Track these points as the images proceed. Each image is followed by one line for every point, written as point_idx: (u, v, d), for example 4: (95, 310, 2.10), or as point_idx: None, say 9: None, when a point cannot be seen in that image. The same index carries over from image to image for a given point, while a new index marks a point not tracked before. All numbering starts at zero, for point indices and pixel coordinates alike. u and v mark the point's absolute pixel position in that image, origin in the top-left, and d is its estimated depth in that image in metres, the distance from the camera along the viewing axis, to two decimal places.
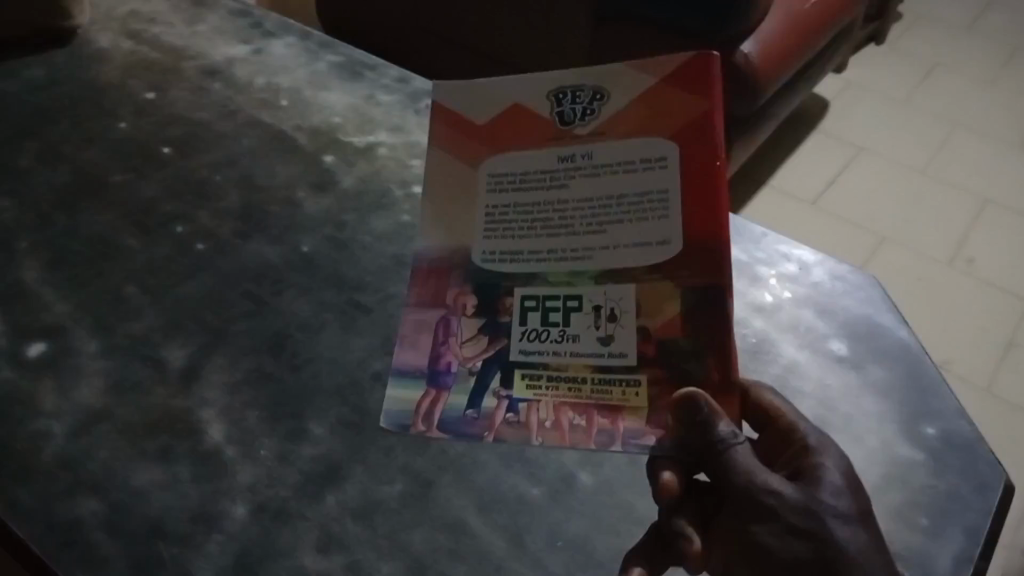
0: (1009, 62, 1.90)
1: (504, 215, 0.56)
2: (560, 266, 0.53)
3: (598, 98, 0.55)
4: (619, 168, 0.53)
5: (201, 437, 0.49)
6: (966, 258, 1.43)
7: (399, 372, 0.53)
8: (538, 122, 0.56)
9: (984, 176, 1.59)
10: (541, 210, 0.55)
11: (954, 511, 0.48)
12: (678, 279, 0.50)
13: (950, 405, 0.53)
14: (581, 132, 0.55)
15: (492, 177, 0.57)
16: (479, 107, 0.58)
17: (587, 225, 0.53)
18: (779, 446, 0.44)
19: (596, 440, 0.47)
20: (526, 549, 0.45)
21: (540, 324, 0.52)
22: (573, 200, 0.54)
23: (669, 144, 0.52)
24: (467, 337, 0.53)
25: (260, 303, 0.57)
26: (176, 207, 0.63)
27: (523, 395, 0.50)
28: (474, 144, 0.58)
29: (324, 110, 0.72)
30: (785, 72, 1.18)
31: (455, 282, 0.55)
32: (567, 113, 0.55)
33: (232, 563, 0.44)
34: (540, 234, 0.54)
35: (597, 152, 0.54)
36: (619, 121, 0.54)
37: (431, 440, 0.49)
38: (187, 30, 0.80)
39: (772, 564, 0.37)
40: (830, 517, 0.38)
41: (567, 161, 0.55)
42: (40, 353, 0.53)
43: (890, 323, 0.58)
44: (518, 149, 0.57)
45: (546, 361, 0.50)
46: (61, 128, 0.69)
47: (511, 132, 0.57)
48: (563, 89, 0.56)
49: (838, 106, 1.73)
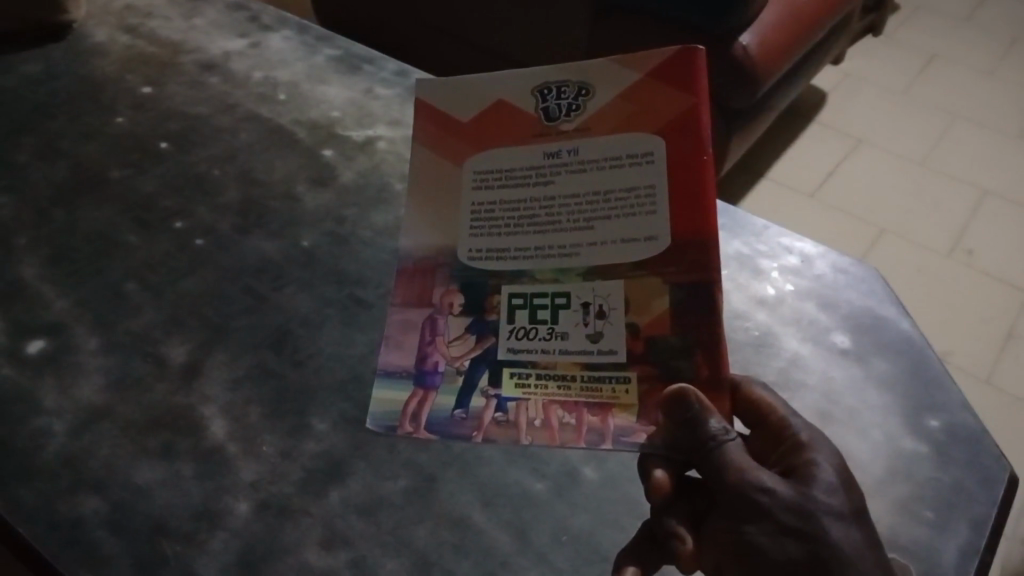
0: (1008, 53, 1.89)
1: (490, 211, 0.57)
2: (547, 262, 0.54)
3: (582, 94, 0.58)
4: (604, 163, 0.55)
5: (204, 434, 0.49)
6: (966, 250, 1.43)
7: (385, 373, 0.52)
8: (524, 118, 0.58)
9: (983, 168, 1.59)
10: (528, 206, 0.56)
11: (959, 504, 0.48)
12: (666, 275, 0.51)
13: (955, 398, 0.53)
14: (566, 128, 0.57)
15: (478, 174, 0.58)
16: (465, 105, 0.60)
17: (574, 220, 0.54)
18: (768, 442, 0.43)
19: (586, 439, 0.47)
20: (530, 544, 0.45)
21: (528, 322, 0.52)
22: (559, 196, 0.55)
23: (655, 139, 0.54)
24: (454, 337, 0.53)
25: (260, 299, 0.57)
26: (175, 203, 0.63)
27: (511, 394, 0.50)
28: (459, 142, 0.60)
29: (323, 104, 0.72)
30: (784, 64, 1.17)
31: (441, 282, 0.55)
32: (552, 109, 0.58)
33: (236, 561, 0.44)
34: (526, 230, 0.55)
35: (583, 148, 0.56)
36: (604, 117, 0.57)
37: (420, 440, 0.49)
38: (185, 23, 0.80)
39: (764, 565, 0.36)
40: (824, 515, 0.37)
41: (554, 157, 0.56)
42: (40, 350, 0.53)
43: (893, 315, 0.58)
44: (504, 145, 0.58)
45: (535, 359, 0.50)
46: (58, 123, 0.68)
47: (497, 129, 0.59)
48: (547, 87, 0.58)
49: (837, 98, 1.73)
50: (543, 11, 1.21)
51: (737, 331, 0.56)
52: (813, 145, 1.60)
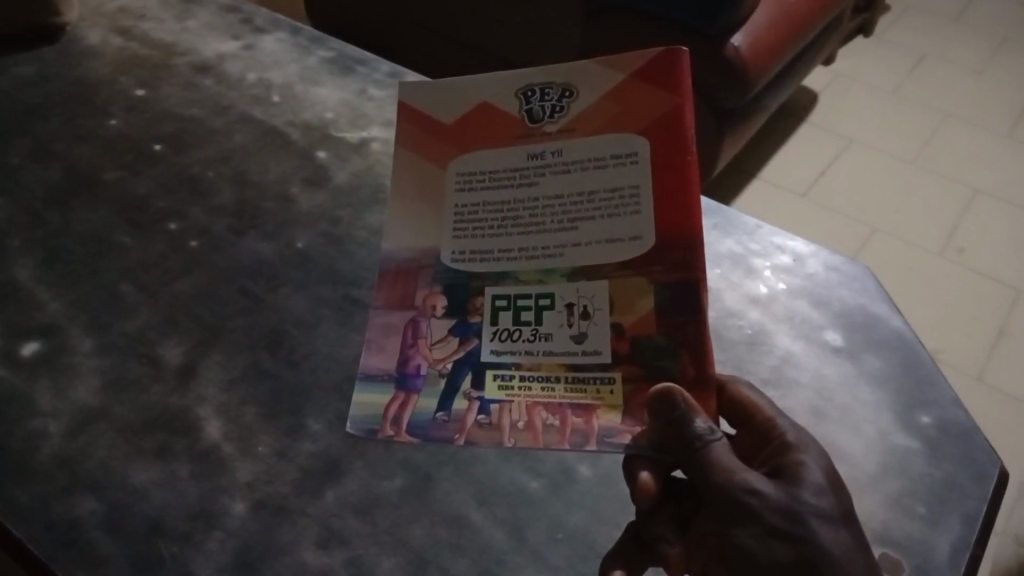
0: (997, 52, 1.90)
1: (474, 213, 0.57)
2: (532, 263, 0.54)
3: (566, 96, 0.58)
4: (588, 164, 0.55)
5: (200, 435, 0.49)
6: (957, 249, 1.44)
7: (367, 376, 0.52)
8: (508, 121, 0.59)
9: (974, 167, 1.60)
10: (512, 207, 0.56)
11: (951, 499, 0.48)
12: (651, 274, 0.51)
13: (946, 394, 0.53)
14: (550, 129, 0.57)
15: (461, 176, 0.58)
16: (447, 107, 0.60)
17: (559, 221, 0.55)
18: (757, 444, 0.43)
19: (570, 441, 0.47)
20: (526, 542, 0.45)
21: (512, 324, 0.52)
22: (543, 198, 0.56)
23: (640, 140, 0.55)
24: (437, 339, 0.53)
25: (255, 299, 0.57)
26: (170, 204, 0.63)
27: (494, 397, 0.50)
28: (442, 145, 0.60)
29: (316, 105, 0.72)
30: (775, 64, 1.17)
31: (424, 285, 0.56)
32: (536, 111, 0.58)
33: (232, 560, 0.44)
34: (511, 231, 0.55)
35: (567, 149, 0.56)
36: (588, 118, 0.57)
37: (401, 444, 0.49)
38: (178, 25, 0.80)
39: (752, 567, 0.37)
40: (812, 517, 0.38)
41: (538, 159, 0.57)
42: (35, 351, 0.53)
43: (884, 313, 0.58)
44: (488, 147, 0.58)
45: (519, 361, 0.51)
46: (52, 125, 0.68)
47: (480, 132, 0.59)
48: (531, 89, 0.58)
49: (828, 97, 1.73)
50: (537, 11, 1.22)
51: (731, 329, 0.56)
52: (802, 144, 1.61)
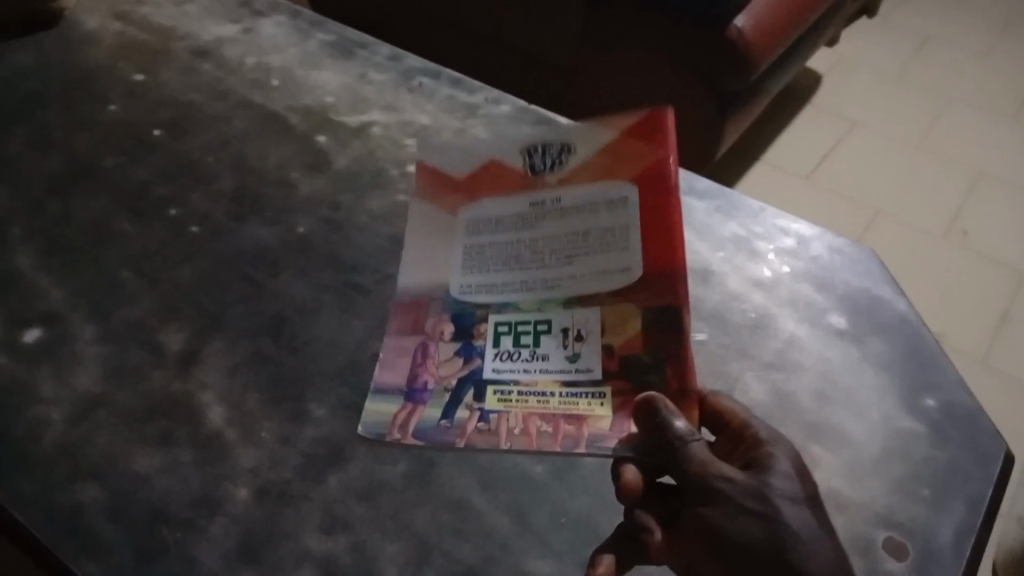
0: (1001, 34, 1.89)
1: (479, 253, 0.59)
2: (532, 296, 0.55)
3: (565, 152, 0.63)
4: (584, 209, 0.59)
5: (202, 421, 0.49)
6: (960, 232, 1.44)
7: (378, 390, 0.51)
8: (512, 172, 0.63)
9: (977, 150, 1.59)
10: (514, 248, 0.59)
11: (955, 483, 0.48)
12: (637, 299, 0.53)
13: (951, 376, 0.53)
14: (550, 180, 0.62)
15: (467, 219, 0.61)
16: (456, 162, 0.65)
17: (557, 260, 0.57)
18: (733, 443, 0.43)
19: (562, 445, 0.47)
20: (529, 527, 0.45)
21: (511, 345, 0.53)
22: (542, 241, 0.58)
23: (630, 186, 0.59)
24: (444, 359, 0.53)
25: (257, 286, 0.57)
26: (169, 190, 0.63)
27: (493, 408, 0.50)
28: (451, 191, 0.63)
29: (316, 89, 0.72)
30: (779, 45, 1.16)
31: (434, 312, 0.56)
32: (537, 164, 0.63)
33: (236, 546, 0.44)
34: (512, 269, 0.57)
35: (566, 196, 0.60)
36: (584, 169, 0.61)
37: (407, 446, 0.48)
38: (176, 10, 0.79)
39: (724, 545, 0.37)
40: (779, 497, 0.38)
41: (537, 206, 0.60)
42: (37, 339, 0.53)
43: (888, 296, 0.58)
44: (492, 195, 0.62)
45: (517, 378, 0.51)
46: (50, 112, 0.68)
47: (486, 183, 0.63)
48: (533, 147, 0.64)
49: (831, 80, 1.72)
50: None
51: (734, 312, 0.56)
52: (806, 129, 1.60)
